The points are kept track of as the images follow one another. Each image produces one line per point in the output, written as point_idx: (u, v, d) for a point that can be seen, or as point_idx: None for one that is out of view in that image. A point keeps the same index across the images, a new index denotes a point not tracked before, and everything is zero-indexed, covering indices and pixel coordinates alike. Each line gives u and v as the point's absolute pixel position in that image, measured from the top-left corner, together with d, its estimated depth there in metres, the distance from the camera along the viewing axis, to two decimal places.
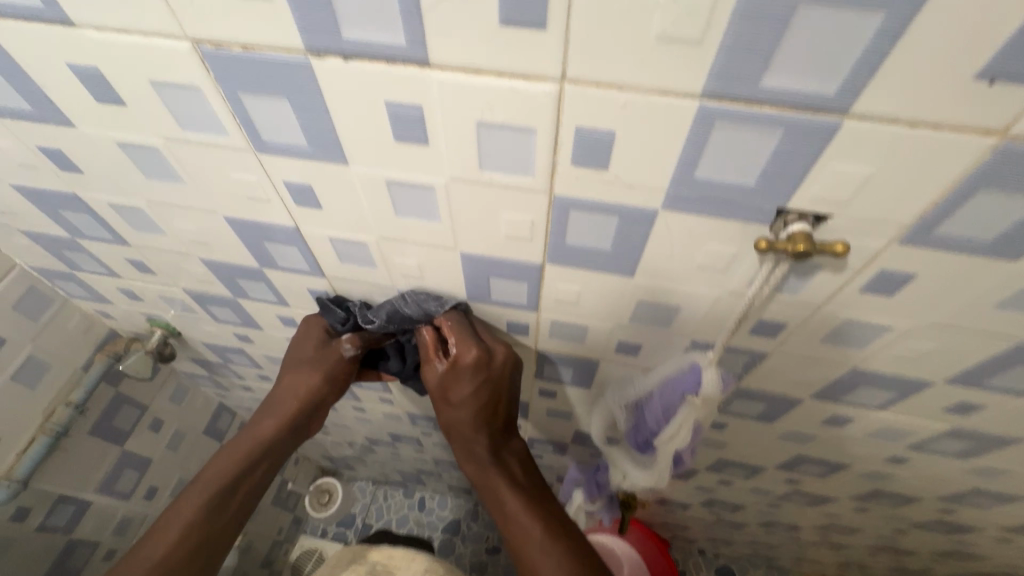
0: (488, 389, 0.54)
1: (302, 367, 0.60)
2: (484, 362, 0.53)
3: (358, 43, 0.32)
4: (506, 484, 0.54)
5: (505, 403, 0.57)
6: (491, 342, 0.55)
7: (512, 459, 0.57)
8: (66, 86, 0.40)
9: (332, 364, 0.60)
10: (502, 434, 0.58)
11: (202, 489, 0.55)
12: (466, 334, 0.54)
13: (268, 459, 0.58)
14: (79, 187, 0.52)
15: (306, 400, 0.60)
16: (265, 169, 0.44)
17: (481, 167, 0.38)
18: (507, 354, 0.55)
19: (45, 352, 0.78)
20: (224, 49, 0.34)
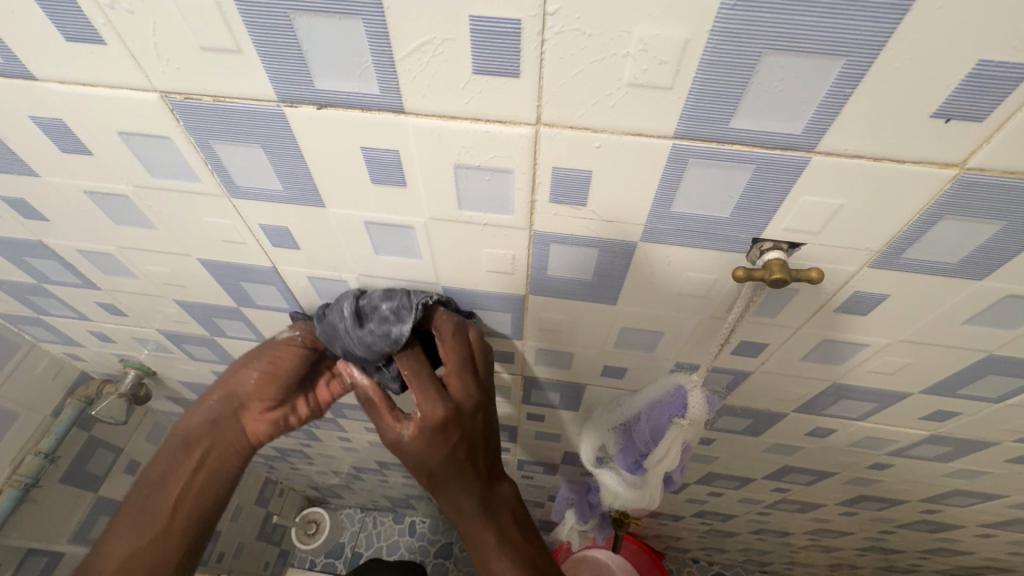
0: (459, 435, 0.41)
1: (238, 366, 0.52)
2: (455, 413, 0.41)
3: (333, 93, 0.31)
4: (495, 542, 0.41)
5: (484, 435, 0.43)
6: (466, 390, 0.43)
7: (504, 509, 0.43)
8: (29, 138, 0.39)
9: (274, 351, 0.51)
10: (490, 475, 0.43)
11: (148, 486, 0.51)
12: (427, 387, 0.42)
13: (212, 460, 0.52)
14: (44, 234, 0.50)
15: (244, 389, 0.52)
16: (240, 213, 0.43)
17: (461, 206, 0.38)
18: (485, 378, 0.45)
19: (12, 400, 0.75)
20: (194, 99, 0.33)
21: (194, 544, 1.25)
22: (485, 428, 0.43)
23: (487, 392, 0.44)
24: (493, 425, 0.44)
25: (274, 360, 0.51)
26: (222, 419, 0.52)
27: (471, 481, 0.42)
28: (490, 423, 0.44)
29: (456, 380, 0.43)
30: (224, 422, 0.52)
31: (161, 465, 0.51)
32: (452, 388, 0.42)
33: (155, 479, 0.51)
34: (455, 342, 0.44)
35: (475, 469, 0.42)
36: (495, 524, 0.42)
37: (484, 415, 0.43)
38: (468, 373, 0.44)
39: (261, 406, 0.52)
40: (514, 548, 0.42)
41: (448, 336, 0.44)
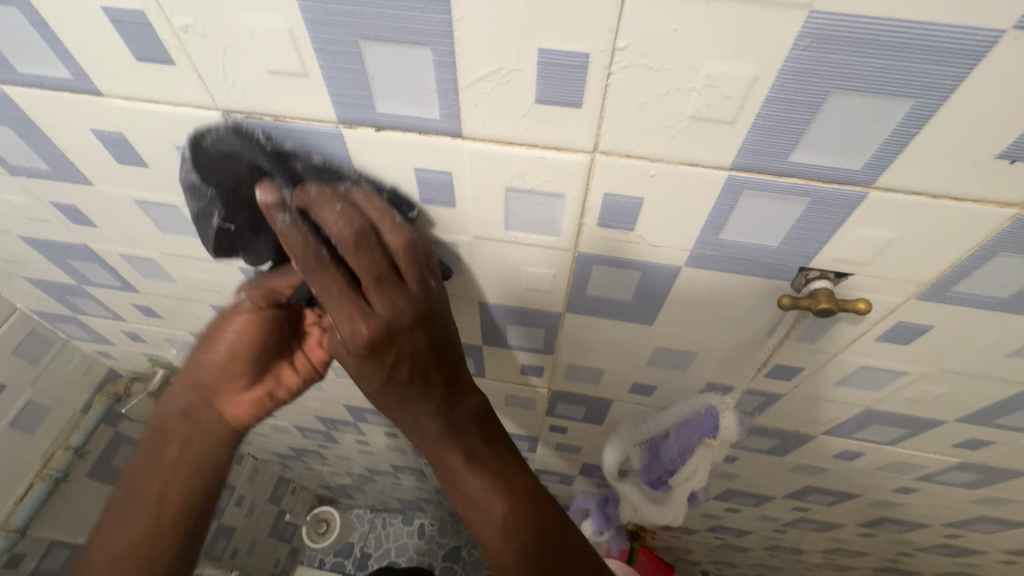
0: (400, 355, 0.35)
1: (202, 345, 0.47)
2: (387, 333, 0.34)
3: (393, 116, 0.32)
4: (465, 462, 0.41)
5: (436, 352, 0.37)
6: (388, 303, 0.34)
7: (474, 424, 0.41)
8: (87, 149, 0.40)
9: (235, 320, 0.44)
10: (455, 390, 0.40)
11: (127, 483, 0.47)
12: (343, 301, 0.34)
13: (193, 445, 0.48)
14: (91, 239, 0.51)
15: (212, 368, 0.46)
16: None
17: (506, 226, 0.39)
18: (416, 285, 0.36)
19: (44, 396, 0.77)
20: (254, 118, 0.34)
21: (208, 540, 1.26)
22: (432, 337, 0.37)
23: (427, 294, 0.36)
24: (442, 327, 0.38)
25: (238, 332, 0.45)
26: (195, 386, 0.47)
27: (432, 404, 0.39)
28: (441, 332, 0.37)
29: (381, 291, 0.34)
30: (200, 409, 0.48)
31: (145, 459, 0.47)
32: (376, 300, 0.34)
33: (136, 477, 0.47)
34: (350, 234, 0.33)
35: (432, 385, 0.38)
36: (468, 449, 0.41)
37: (430, 325, 0.36)
38: (391, 282, 0.35)
39: (237, 386, 0.47)
40: (489, 469, 0.41)
41: (349, 243, 0.33)
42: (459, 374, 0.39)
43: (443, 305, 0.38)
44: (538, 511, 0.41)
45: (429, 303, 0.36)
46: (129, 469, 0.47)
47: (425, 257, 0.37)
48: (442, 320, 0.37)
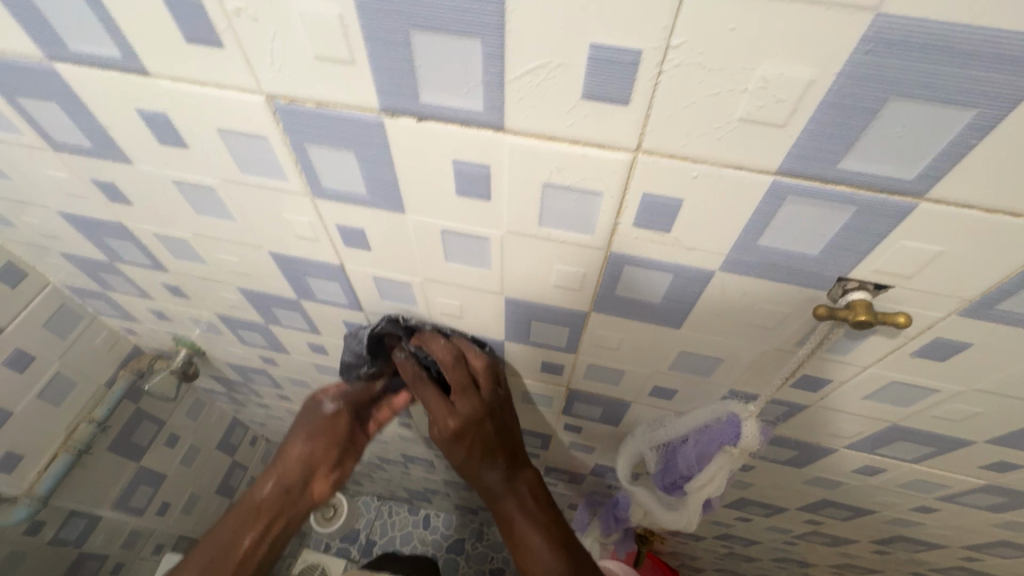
0: (473, 440, 0.56)
1: (298, 432, 0.64)
2: (467, 425, 0.55)
3: (436, 107, 0.32)
4: (516, 515, 0.57)
5: (502, 438, 0.57)
6: (468, 397, 0.56)
7: (524, 490, 0.58)
8: (130, 128, 0.40)
9: (322, 420, 0.65)
10: (514, 462, 0.58)
11: (213, 545, 0.58)
12: (440, 406, 0.55)
13: (274, 521, 0.61)
14: (127, 217, 0.52)
15: (306, 454, 0.63)
16: (319, 212, 0.44)
17: (540, 223, 0.38)
18: (489, 393, 0.57)
19: (71, 369, 0.78)
20: (297, 103, 0.34)
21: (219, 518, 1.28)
22: (502, 428, 0.58)
23: (495, 402, 0.57)
24: (507, 422, 0.59)
25: (330, 423, 0.65)
26: (286, 476, 0.62)
27: (499, 476, 0.57)
28: (504, 421, 0.58)
29: (461, 397, 0.55)
30: (295, 485, 0.63)
31: (235, 522, 0.60)
32: (460, 407, 0.55)
33: (230, 535, 0.59)
34: (449, 358, 0.55)
35: (499, 460, 0.57)
36: (516, 501, 0.57)
37: (495, 418, 0.57)
38: (471, 390, 0.56)
39: (324, 471, 0.65)
40: (533, 523, 0.56)
41: (449, 364, 0.55)
42: (517, 454, 0.58)
43: (508, 405, 0.60)
44: (568, 551, 0.55)
45: (498, 404, 0.58)
46: (214, 538, 0.59)
47: (493, 371, 0.58)
48: (503, 414, 0.58)
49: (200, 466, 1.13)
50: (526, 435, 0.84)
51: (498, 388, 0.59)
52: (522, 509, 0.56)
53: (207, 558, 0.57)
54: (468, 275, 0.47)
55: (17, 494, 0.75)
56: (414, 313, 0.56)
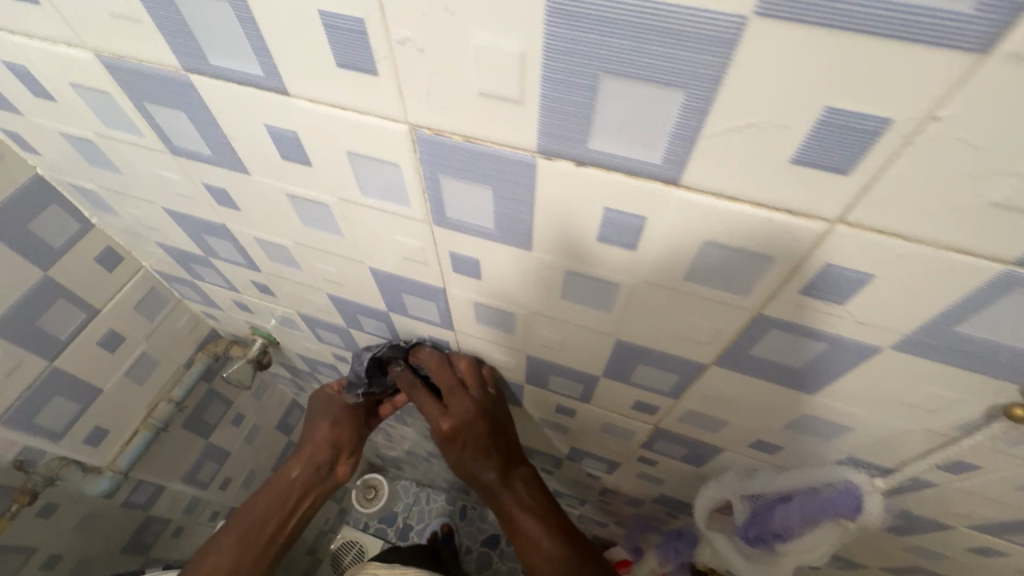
0: (467, 439, 0.59)
1: (320, 419, 0.73)
2: (457, 425, 0.59)
3: (603, 154, 0.28)
4: (517, 514, 0.57)
5: (493, 433, 0.59)
6: (455, 398, 0.59)
7: (521, 486, 0.58)
8: (255, 142, 0.38)
9: (342, 409, 0.74)
10: (510, 456, 0.60)
11: (246, 516, 0.67)
12: (433, 407, 0.60)
13: (305, 494, 0.70)
14: (230, 221, 0.52)
15: (327, 437, 0.72)
16: (434, 239, 0.42)
17: (686, 277, 0.35)
18: (477, 392, 0.60)
19: (156, 350, 0.80)
20: (443, 136, 0.31)
21: (271, 494, 1.29)
22: (495, 422, 0.60)
23: (485, 401, 0.60)
24: (502, 417, 0.61)
25: (344, 415, 0.74)
26: (316, 457, 0.71)
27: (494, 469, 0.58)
28: (490, 414, 0.60)
29: (453, 399, 0.59)
30: (321, 462, 0.71)
31: (268, 497, 0.68)
32: (452, 408, 0.59)
33: (264, 511, 0.67)
34: (436, 364, 0.61)
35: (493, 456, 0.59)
36: (515, 497, 0.58)
37: (487, 414, 0.60)
38: (461, 392, 0.60)
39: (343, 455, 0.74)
40: (531, 514, 0.56)
41: (435, 367, 0.61)
42: (511, 453, 0.60)
43: (502, 402, 0.63)
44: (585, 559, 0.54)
45: (490, 404, 0.61)
46: (248, 511, 0.67)
47: (480, 371, 0.62)
48: (495, 411, 0.61)
49: (259, 445, 1.16)
50: (593, 458, 0.81)
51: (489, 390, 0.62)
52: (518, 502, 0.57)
53: (243, 526, 0.66)
54: (581, 315, 0.44)
55: (101, 467, 0.78)
56: (507, 340, 0.53)
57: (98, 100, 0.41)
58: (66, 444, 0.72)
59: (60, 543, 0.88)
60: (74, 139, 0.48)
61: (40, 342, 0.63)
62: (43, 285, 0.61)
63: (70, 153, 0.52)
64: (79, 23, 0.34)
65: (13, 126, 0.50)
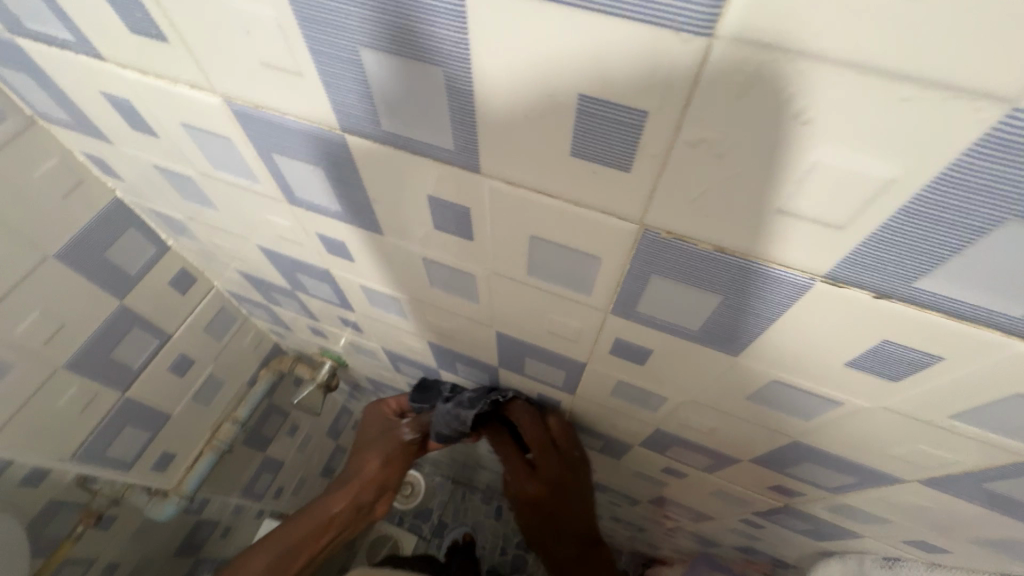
0: (549, 507, 0.55)
1: (368, 448, 0.65)
2: (545, 490, 0.54)
3: (929, 294, 0.21)
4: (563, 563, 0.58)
5: (564, 503, 0.55)
6: (545, 459, 0.53)
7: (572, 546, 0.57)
8: (406, 209, 0.32)
9: (396, 446, 0.65)
10: (574, 522, 0.55)
11: (270, 548, 0.57)
12: (520, 468, 0.55)
13: (342, 531, 0.62)
14: (337, 268, 0.45)
15: (373, 474, 0.63)
16: (602, 324, 0.35)
17: (951, 416, 0.28)
18: (572, 451, 0.55)
19: (222, 370, 0.76)
20: (686, 242, 0.24)
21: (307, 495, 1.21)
22: (574, 492, 0.55)
23: (575, 465, 0.54)
24: (580, 486, 0.55)
25: (394, 454, 0.64)
26: (361, 498, 0.61)
27: (571, 551, 0.57)
28: (576, 488, 0.54)
29: (542, 459, 0.53)
30: (367, 502, 0.63)
31: (305, 530, 0.59)
32: (539, 470, 0.54)
33: (298, 538, 0.58)
34: (529, 420, 0.54)
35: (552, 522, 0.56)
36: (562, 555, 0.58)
37: (574, 483, 0.55)
38: (551, 454, 0.53)
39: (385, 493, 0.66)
40: None
41: (528, 421, 0.54)
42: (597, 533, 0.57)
43: (584, 469, 0.56)
44: None
45: (576, 470, 0.55)
46: (284, 534, 0.58)
47: (571, 434, 0.55)
48: (583, 474, 0.56)
49: (310, 450, 1.13)
50: (679, 507, 0.76)
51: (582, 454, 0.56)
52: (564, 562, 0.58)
53: (272, 557, 0.56)
54: (760, 415, 0.37)
55: (166, 490, 0.75)
56: (640, 414, 0.47)
57: (214, 144, 0.35)
58: (136, 471, 0.69)
59: (117, 551, 0.85)
60: (168, 172, 0.42)
61: (114, 374, 0.59)
62: (118, 315, 0.56)
63: (160, 183, 0.46)
64: (215, 69, 0.27)
65: (99, 152, 0.44)
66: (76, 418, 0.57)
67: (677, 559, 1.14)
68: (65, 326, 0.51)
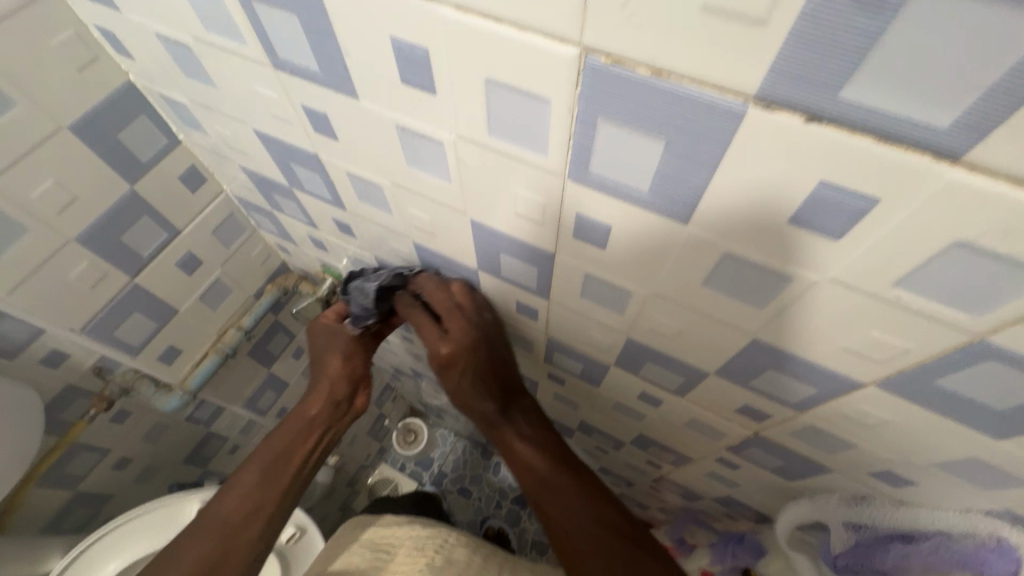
0: (468, 362, 0.54)
1: (326, 353, 0.71)
2: (457, 350, 0.54)
3: (855, 109, 0.21)
4: (515, 439, 0.55)
5: (497, 367, 0.56)
6: (452, 323, 0.55)
7: (523, 416, 0.56)
8: (373, 60, 0.33)
9: (347, 341, 0.71)
10: (511, 395, 0.57)
11: (268, 452, 0.64)
12: (432, 332, 0.55)
13: (325, 431, 0.68)
14: (324, 151, 0.47)
15: (335, 372, 0.70)
16: (562, 197, 0.35)
17: (895, 282, 0.27)
18: (472, 309, 0.56)
19: (229, 277, 0.80)
20: (623, 68, 0.24)
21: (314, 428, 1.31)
22: (494, 357, 0.56)
23: (483, 326, 0.56)
24: (499, 351, 0.57)
25: (348, 351, 0.71)
26: (334, 392, 0.69)
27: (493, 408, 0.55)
28: (489, 345, 0.55)
29: (450, 320, 0.55)
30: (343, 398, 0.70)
31: (287, 437, 0.66)
32: (450, 332, 0.54)
33: (286, 445, 0.65)
34: (434, 288, 0.57)
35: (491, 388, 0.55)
36: (518, 428, 0.56)
37: (485, 346, 0.55)
38: (457, 315, 0.55)
39: (360, 394, 0.72)
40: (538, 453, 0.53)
41: (433, 288, 0.57)
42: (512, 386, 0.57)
43: (498, 332, 0.58)
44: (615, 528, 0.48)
45: (489, 330, 0.56)
46: (270, 447, 0.65)
47: (477, 296, 0.57)
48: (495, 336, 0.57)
49: (315, 378, 1.17)
50: (660, 448, 0.76)
51: (487, 311, 0.58)
52: (521, 437, 0.55)
53: (264, 461, 0.63)
54: (718, 307, 0.37)
55: (172, 385, 0.80)
56: (610, 320, 0.47)
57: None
58: (143, 359, 0.74)
59: (130, 448, 0.93)
60: (169, 42, 0.44)
61: (123, 257, 0.62)
62: (128, 199, 0.59)
63: (164, 59, 0.48)
64: None
65: (110, 24, 0.47)
66: (87, 294, 0.61)
67: (663, 519, 1.14)
68: (77, 200, 0.55)
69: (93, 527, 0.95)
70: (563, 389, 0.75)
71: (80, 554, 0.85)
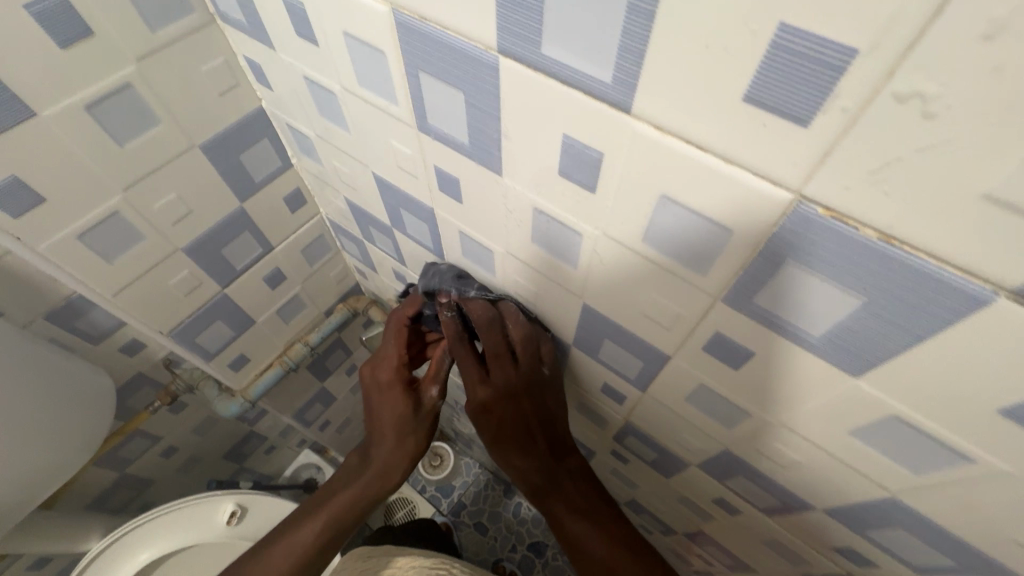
0: (503, 416, 0.49)
1: (393, 429, 0.54)
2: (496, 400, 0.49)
3: None
4: (564, 514, 0.51)
5: (542, 422, 0.50)
6: (492, 365, 0.49)
7: (575, 487, 0.51)
8: (533, 149, 0.32)
9: (420, 419, 0.55)
10: (553, 451, 0.52)
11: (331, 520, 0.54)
12: (471, 371, 0.49)
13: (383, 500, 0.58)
14: (442, 207, 0.46)
15: (396, 455, 0.54)
16: (705, 314, 0.33)
17: None
18: (527, 365, 0.49)
19: (307, 294, 0.81)
20: (841, 224, 0.22)
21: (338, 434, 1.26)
22: (542, 412, 0.51)
23: (533, 381, 0.49)
24: (550, 408, 0.52)
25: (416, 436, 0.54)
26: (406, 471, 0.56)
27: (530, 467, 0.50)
28: (533, 408, 0.49)
29: (494, 365, 0.49)
30: None
31: (355, 510, 0.55)
32: (493, 376, 0.49)
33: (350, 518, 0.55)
34: (487, 323, 0.48)
35: (534, 450, 0.50)
36: (566, 499, 0.51)
37: (530, 399, 0.50)
38: (506, 362, 0.49)
39: None
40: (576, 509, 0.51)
41: (484, 324, 0.48)
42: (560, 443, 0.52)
43: (555, 385, 0.52)
44: None
45: (538, 385, 0.50)
46: (333, 516, 0.54)
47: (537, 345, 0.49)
48: (548, 394, 0.51)
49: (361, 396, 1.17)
50: (719, 550, 0.70)
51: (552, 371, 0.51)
52: (567, 503, 0.51)
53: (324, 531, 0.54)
54: (855, 457, 0.34)
55: (235, 391, 0.81)
56: (712, 429, 0.44)
57: (367, 57, 0.36)
58: (215, 363, 0.74)
59: (179, 439, 0.94)
60: (316, 86, 0.45)
61: (218, 268, 0.64)
62: (236, 215, 0.61)
63: (303, 97, 0.49)
64: None
65: (261, 58, 0.48)
66: (179, 299, 0.62)
67: None
68: (192, 213, 0.56)
69: (131, 509, 0.97)
70: (624, 466, 0.71)
71: (118, 541, 0.86)
